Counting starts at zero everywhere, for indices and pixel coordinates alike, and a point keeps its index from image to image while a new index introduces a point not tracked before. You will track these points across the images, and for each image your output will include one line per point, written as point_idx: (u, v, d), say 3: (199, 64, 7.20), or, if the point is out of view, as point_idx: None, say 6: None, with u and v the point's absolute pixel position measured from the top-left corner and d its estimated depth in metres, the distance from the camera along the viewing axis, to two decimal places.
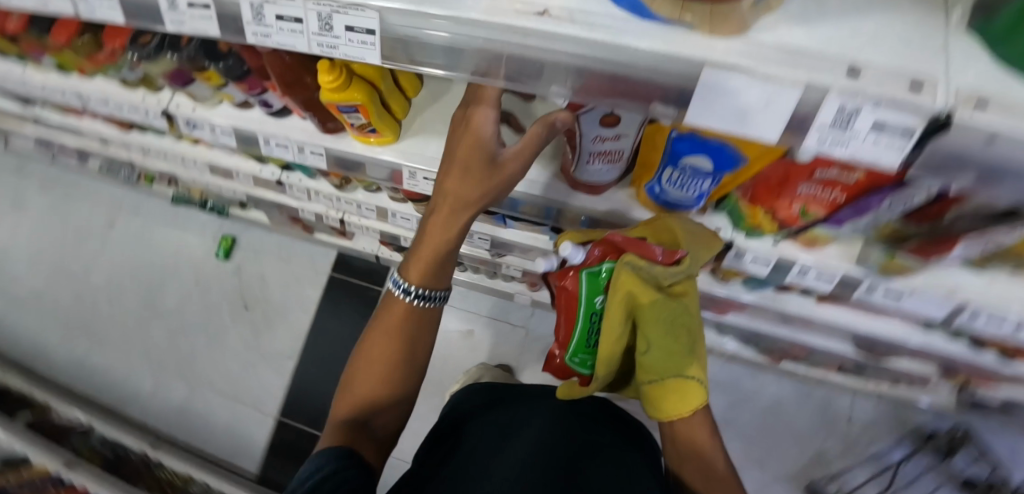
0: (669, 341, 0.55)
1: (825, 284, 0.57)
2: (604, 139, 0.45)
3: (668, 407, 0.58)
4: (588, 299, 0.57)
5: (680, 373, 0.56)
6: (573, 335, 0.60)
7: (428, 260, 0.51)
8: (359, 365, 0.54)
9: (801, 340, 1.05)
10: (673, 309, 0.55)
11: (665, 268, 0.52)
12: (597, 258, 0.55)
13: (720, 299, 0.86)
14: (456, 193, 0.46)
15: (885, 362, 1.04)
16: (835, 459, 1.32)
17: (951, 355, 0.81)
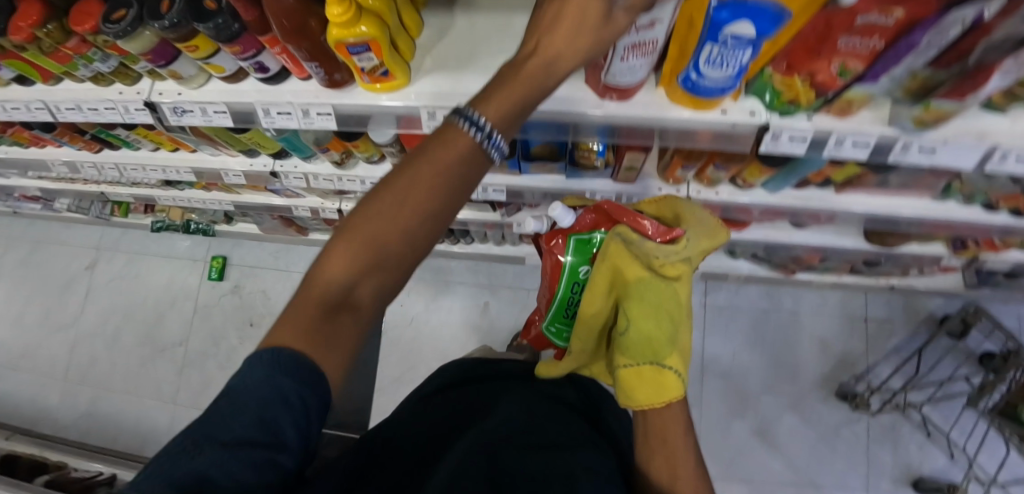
0: (648, 325, 0.59)
1: (863, 151, 0.57)
2: (637, 30, 0.43)
3: (641, 396, 0.56)
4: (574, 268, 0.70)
5: (657, 360, 0.58)
6: (555, 302, 0.74)
7: (508, 99, 0.35)
8: (362, 214, 0.34)
9: (817, 244, 1.07)
10: (659, 292, 0.61)
11: (653, 245, 0.60)
12: (587, 226, 0.69)
13: (740, 211, 0.87)
14: (561, 41, 0.35)
15: (897, 250, 1.07)
16: (858, 359, 1.37)
17: (968, 221, 0.83)
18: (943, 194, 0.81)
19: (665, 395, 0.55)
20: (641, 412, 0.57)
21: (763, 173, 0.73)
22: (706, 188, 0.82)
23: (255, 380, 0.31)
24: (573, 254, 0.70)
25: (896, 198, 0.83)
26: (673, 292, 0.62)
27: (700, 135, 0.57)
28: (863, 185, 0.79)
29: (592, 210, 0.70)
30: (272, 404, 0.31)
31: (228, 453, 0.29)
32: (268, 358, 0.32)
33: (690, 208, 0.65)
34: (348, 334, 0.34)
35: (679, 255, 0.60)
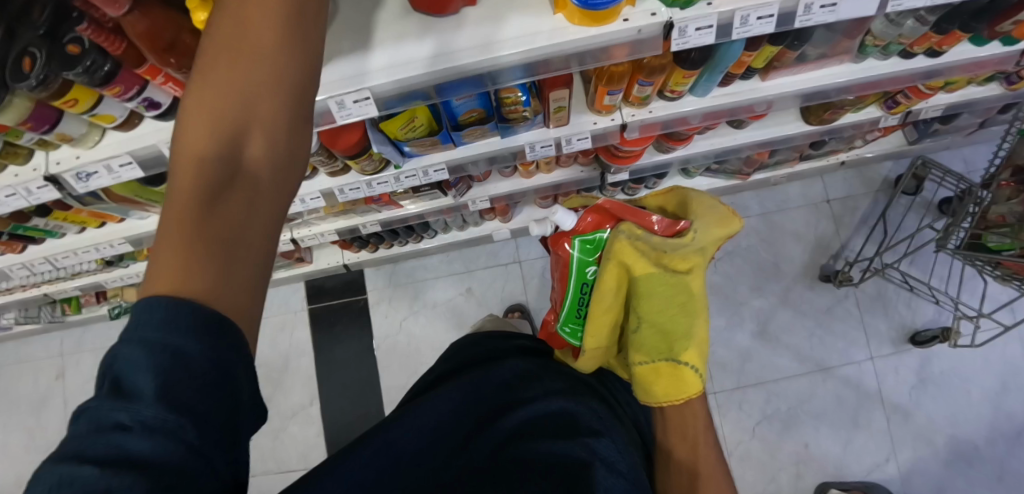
0: (664, 317, 0.62)
1: (770, 25, 0.58)
2: None
3: (659, 391, 0.59)
4: (581, 270, 0.72)
5: (672, 356, 0.59)
6: (565, 304, 0.74)
7: None
8: (202, 90, 0.31)
9: (762, 138, 1.10)
10: (669, 285, 0.63)
11: (660, 239, 0.64)
12: (591, 226, 0.71)
13: (678, 126, 0.88)
14: None
15: (836, 124, 1.10)
16: (830, 239, 1.42)
17: (889, 74, 0.86)
18: (860, 53, 0.83)
19: (685, 389, 0.58)
20: (661, 408, 0.60)
21: (688, 78, 0.73)
22: (635, 109, 0.82)
23: (142, 355, 0.25)
24: (579, 253, 0.71)
25: (816, 71, 0.86)
26: (685, 285, 0.63)
27: (615, 51, 0.58)
28: (785, 66, 0.81)
29: (594, 211, 0.72)
30: (169, 366, 0.26)
31: (123, 431, 0.24)
32: (154, 301, 0.26)
33: (698, 197, 0.68)
34: (240, 219, 0.30)
35: (689, 247, 0.63)
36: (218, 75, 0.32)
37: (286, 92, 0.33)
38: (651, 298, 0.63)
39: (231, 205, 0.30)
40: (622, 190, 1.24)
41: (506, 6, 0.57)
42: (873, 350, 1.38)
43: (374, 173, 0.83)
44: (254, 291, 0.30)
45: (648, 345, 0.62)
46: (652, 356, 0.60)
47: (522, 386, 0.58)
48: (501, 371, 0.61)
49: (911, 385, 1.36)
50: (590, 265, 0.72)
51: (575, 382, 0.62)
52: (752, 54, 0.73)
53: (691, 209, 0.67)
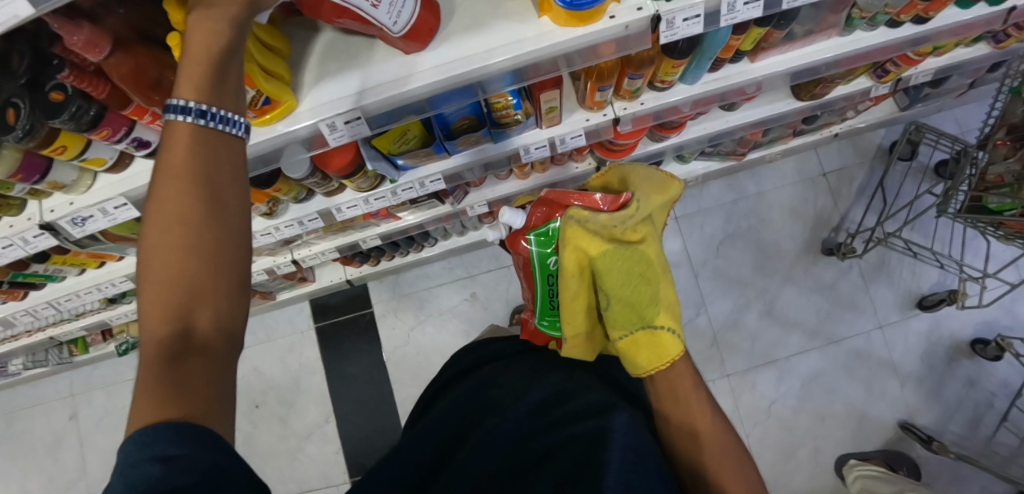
0: (629, 291, 0.63)
1: (757, 9, 0.57)
2: None
3: (643, 362, 0.60)
4: (542, 262, 0.71)
5: (646, 324, 0.62)
6: (537, 300, 0.74)
7: (213, 78, 0.36)
8: (151, 266, 0.33)
9: (755, 118, 1.09)
10: (626, 258, 0.64)
11: (606, 216, 0.64)
12: (542, 218, 0.70)
13: (667, 114, 0.88)
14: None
15: (827, 97, 1.10)
16: (830, 211, 1.42)
17: (880, 44, 0.85)
18: (847, 26, 0.82)
19: (664, 354, 0.59)
20: (650, 378, 0.60)
21: (677, 66, 0.73)
22: (625, 102, 0.82)
23: (133, 473, 0.27)
24: (536, 247, 0.70)
25: (801, 50, 0.85)
26: (641, 255, 0.64)
27: (602, 49, 0.58)
28: (773, 46, 0.80)
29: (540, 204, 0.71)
30: (158, 477, 0.26)
31: None
32: (136, 433, 0.28)
33: (634, 169, 0.69)
34: (200, 374, 0.32)
35: (635, 217, 0.64)
36: (160, 243, 0.33)
37: (220, 258, 0.34)
38: (611, 274, 0.63)
39: (195, 373, 0.32)
40: None
41: (487, 14, 0.56)
42: (881, 319, 1.38)
43: (370, 189, 0.83)
44: (223, 421, 0.32)
45: (621, 320, 0.63)
46: (627, 331, 0.63)
47: (511, 384, 0.57)
48: (493, 375, 0.61)
49: (922, 351, 1.36)
50: (550, 256, 0.71)
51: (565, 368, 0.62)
52: (740, 37, 0.73)
53: (629, 182, 0.68)
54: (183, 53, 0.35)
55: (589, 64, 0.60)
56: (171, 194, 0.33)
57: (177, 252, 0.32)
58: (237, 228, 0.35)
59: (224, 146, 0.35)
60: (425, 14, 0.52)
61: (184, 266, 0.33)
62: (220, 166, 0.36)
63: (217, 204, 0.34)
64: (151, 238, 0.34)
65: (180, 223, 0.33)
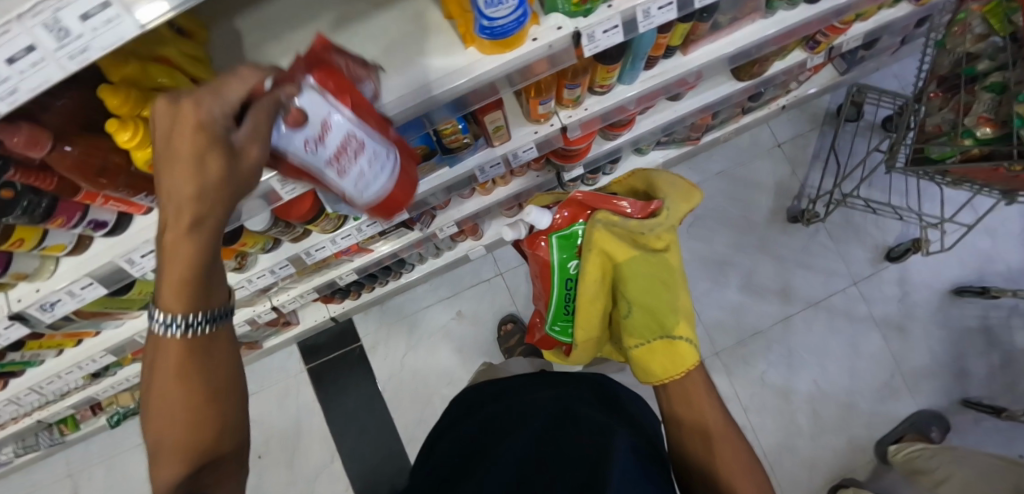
0: (652, 300, 0.71)
1: (671, 11, 0.60)
2: (314, 142, 0.39)
3: (660, 369, 0.69)
4: (563, 263, 0.78)
5: (667, 333, 0.70)
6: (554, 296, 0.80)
7: (188, 279, 0.39)
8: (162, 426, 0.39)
9: (701, 104, 1.13)
10: (651, 265, 0.73)
11: (636, 224, 0.71)
12: (566, 221, 0.76)
13: (614, 114, 0.91)
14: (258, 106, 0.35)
15: (767, 74, 1.15)
16: (791, 180, 1.46)
17: (804, 20, 0.89)
18: (769, 8, 0.86)
19: (681, 363, 0.68)
20: (664, 383, 0.69)
21: (612, 71, 0.75)
22: (569, 110, 0.84)
23: None
24: (558, 249, 0.77)
25: (728, 37, 0.88)
26: (664, 262, 0.74)
27: (534, 68, 0.60)
28: (702, 37, 0.84)
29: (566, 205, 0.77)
30: None
31: None
32: None
33: (660, 177, 0.77)
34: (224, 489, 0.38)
35: (663, 226, 0.72)
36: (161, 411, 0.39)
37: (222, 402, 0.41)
38: (637, 279, 0.73)
39: (214, 484, 0.38)
40: (584, 182, 1.26)
41: (414, 52, 0.58)
42: (854, 276, 1.42)
43: (336, 230, 0.84)
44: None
45: (644, 328, 0.72)
46: (648, 338, 0.72)
47: (499, 437, 0.64)
48: (488, 429, 0.69)
49: (896, 300, 1.41)
50: (573, 260, 0.78)
51: (544, 401, 0.68)
52: (667, 35, 0.76)
53: (657, 188, 0.76)
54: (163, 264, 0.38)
55: (513, 89, 0.63)
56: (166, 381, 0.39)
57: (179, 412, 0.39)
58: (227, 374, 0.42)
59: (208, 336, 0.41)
60: (399, 190, 0.51)
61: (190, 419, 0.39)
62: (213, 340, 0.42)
63: (203, 359, 0.41)
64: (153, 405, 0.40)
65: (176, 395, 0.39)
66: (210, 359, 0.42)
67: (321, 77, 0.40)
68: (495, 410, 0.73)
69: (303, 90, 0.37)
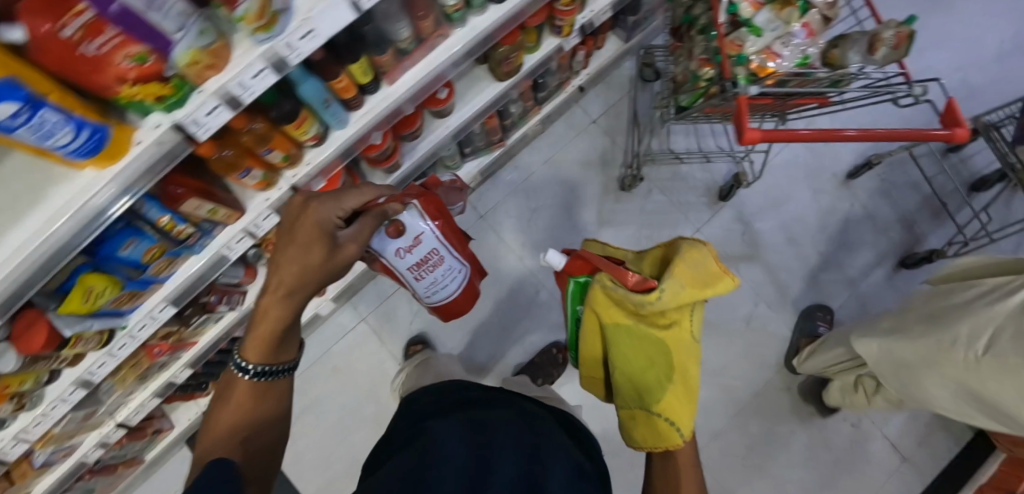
0: (637, 361, 0.83)
1: (270, 75, 0.65)
2: (405, 250, 1.03)
3: (642, 436, 0.80)
4: (574, 308, 0.95)
5: (647, 408, 0.80)
6: (568, 322, 0.98)
7: (264, 337, 0.73)
8: (220, 425, 0.69)
9: (471, 114, 1.19)
10: (644, 333, 0.83)
11: (626, 296, 0.80)
12: (581, 270, 0.91)
13: (351, 153, 0.97)
14: (315, 220, 0.76)
15: (527, 68, 1.20)
16: (614, 150, 1.51)
17: (502, 19, 0.94)
18: (453, 21, 0.90)
19: (653, 431, 0.78)
20: (644, 449, 0.80)
21: (300, 125, 0.81)
22: (292, 168, 0.88)
23: None
24: (573, 290, 0.93)
25: (429, 54, 0.91)
26: (660, 339, 0.82)
27: (164, 152, 0.65)
28: (395, 67, 0.88)
29: (578, 258, 0.92)
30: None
31: None
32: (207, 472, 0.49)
33: (685, 256, 0.81)
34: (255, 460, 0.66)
35: (653, 305, 0.78)
36: (224, 424, 0.69)
37: (263, 411, 0.73)
38: (626, 347, 0.84)
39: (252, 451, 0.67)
40: None
41: (33, 189, 0.60)
42: (696, 222, 1.49)
43: (105, 344, 0.87)
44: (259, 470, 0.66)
45: (635, 394, 0.83)
46: (634, 403, 0.83)
47: (489, 413, 0.72)
48: (473, 408, 0.77)
49: (738, 231, 1.51)
50: (581, 304, 0.94)
51: (517, 414, 0.73)
52: (340, 79, 0.80)
53: (674, 266, 0.81)
54: (258, 311, 0.73)
55: (175, 163, 0.67)
56: (235, 403, 0.71)
57: (232, 424, 0.69)
58: (266, 407, 0.73)
59: (261, 384, 0.73)
60: (464, 296, 1.21)
61: (240, 426, 0.69)
62: (263, 388, 0.74)
63: (258, 395, 0.73)
64: (221, 414, 0.70)
65: (239, 406, 0.71)
66: (259, 395, 0.73)
67: (423, 203, 1.04)
68: (477, 399, 0.82)
69: (405, 218, 1.00)
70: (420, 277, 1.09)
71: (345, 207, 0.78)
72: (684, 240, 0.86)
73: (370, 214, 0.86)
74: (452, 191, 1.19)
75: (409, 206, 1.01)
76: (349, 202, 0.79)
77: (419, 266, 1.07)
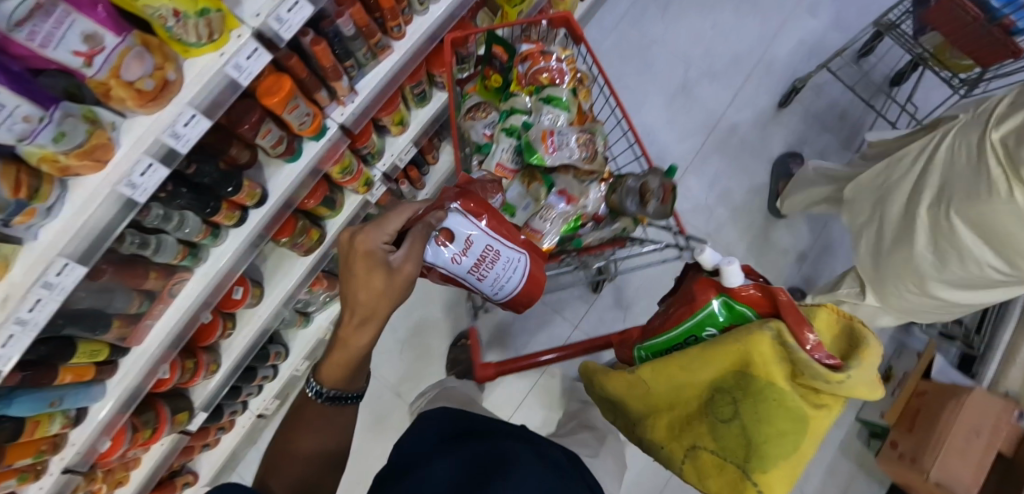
0: (768, 426, 0.72)
1: None
2: (459, 253, 0.76)
3: (712, 483, 0.77)
4: (699, 326, 0.80)
5: (745, 467, 0.73)
6: (682, 326, 0.81)
7: (341, 364, 0.69)
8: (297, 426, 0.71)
9: (284, 296, 1.12)
10: (795, 404, 0.72)
11: (829, 373, 0.68)
12: (747, 301, 0.77)
13: (138, 400, 0.91)
14: (363, 257, 0.63)
15: (332, 236, 1.14)
16: None
17: (251, 236, 0.89)
18: (187, 265, 0.84)
19: (737, 492, 0.74)
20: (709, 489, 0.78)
21: (37, 430, 0.75)
22: (58, 453, 0.82)
23: None
24: (716, 309, 0.78)
25: (175, 300, 0.86)
26: (806, 419, 0.72)
27: None
28: (138, 327, 0.82)
29: (760, 286, 0.77)
30: None
31: None
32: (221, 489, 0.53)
33: (869, 346, 0.74)
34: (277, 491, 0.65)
35: (843, 388, 0.69)
36: (299, 424, 0.71)
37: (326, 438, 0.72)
38: (769, 413, 0.72)
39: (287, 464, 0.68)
40: (251, 390, 1.24)
41: None
42: (573, 318, 1.52)
43: None
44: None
45: (733, 447, 0.74)
46: (727, 454, 0.75)
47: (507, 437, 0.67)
48: (520, 434, 0.70)
49: (618, 317, 1.53)
50: (709, 328, 0.80)
51: (528, 439, 0.70)
52: (64, 377, 0.74)
53: (858, 353, 0.74)
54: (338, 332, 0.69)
55: None
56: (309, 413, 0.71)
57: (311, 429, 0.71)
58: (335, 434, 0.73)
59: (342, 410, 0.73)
60: (533, 279, 0.83)
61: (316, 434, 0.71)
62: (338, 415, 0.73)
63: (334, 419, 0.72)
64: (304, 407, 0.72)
65: (308, 424, 0.71)
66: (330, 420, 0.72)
67: (465, 201, 0.76)
68: (511, 427, 0.73)
69: (450, 219, 0.74)
70: (481, 278, 0.80)
71: (390, 230, 0.66)
72: (860, 324, 0.78)
73: (421, 227, 0.68)
74: (490, 182, 0.82)
75: (451, 210, 0.75)
76: (393, 223, 0.66)
77: (479, 270, 0.78)
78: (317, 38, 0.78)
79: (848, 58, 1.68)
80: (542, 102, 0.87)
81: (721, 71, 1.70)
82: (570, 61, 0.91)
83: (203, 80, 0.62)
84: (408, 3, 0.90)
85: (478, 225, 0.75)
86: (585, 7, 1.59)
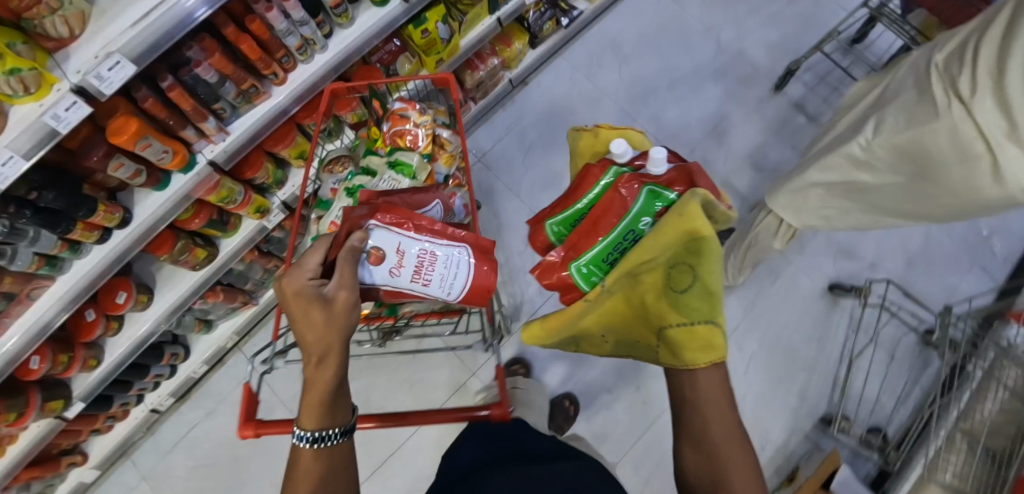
0: (708, 271, 0.62)
1: None
2: (395, 267, 0.72)
3: (689, 354, 0.59)
4: (635, 216, 0.69)
5: (709, 319, 0.59)
6: (612, 234, 0.70)
7: (320, 396, 0.57)
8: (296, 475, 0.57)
9: (173, 306, 1.20)
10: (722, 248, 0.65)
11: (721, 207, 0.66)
12: (666, 183, 0.70)
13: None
14: (297, 296, 0.57)
15: (223, 257, 1.21)
16: None
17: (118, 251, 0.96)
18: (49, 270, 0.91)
19: (714, 350, 0.58)
20: (692, 371, 0.59)
21: None
22: None
23: None
24: (642, 203, 0.69)
25: (36, 302, 0.92)
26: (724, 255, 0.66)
27: None
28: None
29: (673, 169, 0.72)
30: None
31: None
32: None
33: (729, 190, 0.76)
34: None
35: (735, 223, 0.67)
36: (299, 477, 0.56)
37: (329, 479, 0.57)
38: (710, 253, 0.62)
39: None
40: (144, 385, 1.33)
41: None
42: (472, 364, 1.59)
43: None
44: None
45: (690, 309, 0.61)
46: (694, 316, 0.60)
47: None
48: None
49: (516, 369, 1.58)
50: (644, 217, 0.69)
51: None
52: None
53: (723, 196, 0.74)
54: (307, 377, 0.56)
55: None
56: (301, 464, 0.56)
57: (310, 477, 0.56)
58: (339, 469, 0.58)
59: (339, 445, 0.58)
60: (480, 281, 0.77)
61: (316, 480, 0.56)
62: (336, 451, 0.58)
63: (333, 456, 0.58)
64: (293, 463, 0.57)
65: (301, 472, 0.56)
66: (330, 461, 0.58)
67: (381, 215, 0.74)
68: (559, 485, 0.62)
69: (371, 244, 0.71)
70: (427, 283, 0.75)
71: (314, 264, 0.61)
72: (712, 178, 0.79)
73: (349, 250, 0.64)
74: (413, 193, 0.82)
75: (369, 228, 0.72)
76: (313, 261, 0.62)
77: (421, 277, 0.74)
78: (175, 84, 0.82)
79: (841, 42, 1.71)
80: (388, 166, 0.89)
81: (671, 134, 1.68)
82: (429, 127, 0.92)
83: (22, 125, 0.67)
84: (286, 53, 0.95)
85: (405, 238, 0.73)
86: (536, 57, 1.63)
